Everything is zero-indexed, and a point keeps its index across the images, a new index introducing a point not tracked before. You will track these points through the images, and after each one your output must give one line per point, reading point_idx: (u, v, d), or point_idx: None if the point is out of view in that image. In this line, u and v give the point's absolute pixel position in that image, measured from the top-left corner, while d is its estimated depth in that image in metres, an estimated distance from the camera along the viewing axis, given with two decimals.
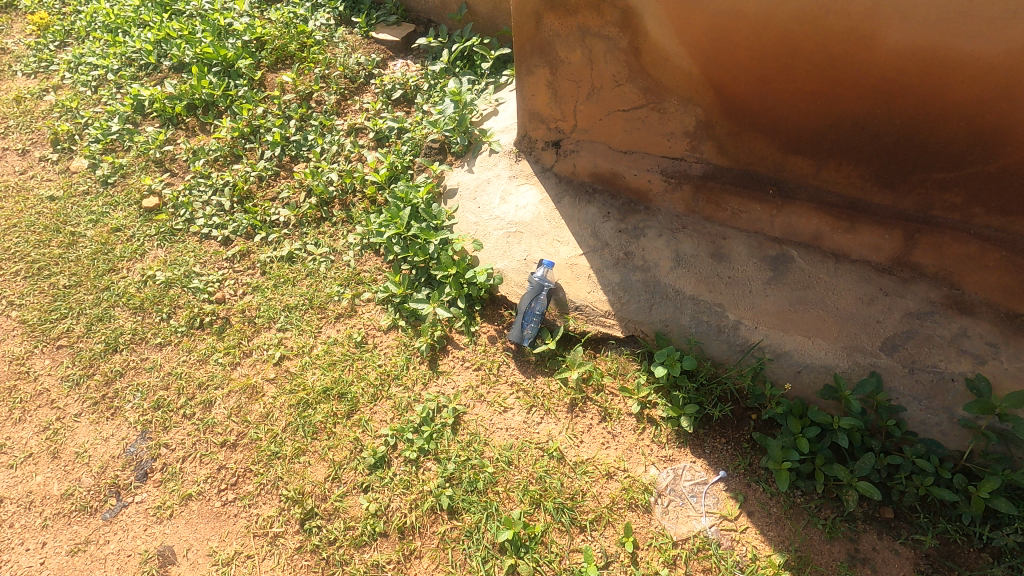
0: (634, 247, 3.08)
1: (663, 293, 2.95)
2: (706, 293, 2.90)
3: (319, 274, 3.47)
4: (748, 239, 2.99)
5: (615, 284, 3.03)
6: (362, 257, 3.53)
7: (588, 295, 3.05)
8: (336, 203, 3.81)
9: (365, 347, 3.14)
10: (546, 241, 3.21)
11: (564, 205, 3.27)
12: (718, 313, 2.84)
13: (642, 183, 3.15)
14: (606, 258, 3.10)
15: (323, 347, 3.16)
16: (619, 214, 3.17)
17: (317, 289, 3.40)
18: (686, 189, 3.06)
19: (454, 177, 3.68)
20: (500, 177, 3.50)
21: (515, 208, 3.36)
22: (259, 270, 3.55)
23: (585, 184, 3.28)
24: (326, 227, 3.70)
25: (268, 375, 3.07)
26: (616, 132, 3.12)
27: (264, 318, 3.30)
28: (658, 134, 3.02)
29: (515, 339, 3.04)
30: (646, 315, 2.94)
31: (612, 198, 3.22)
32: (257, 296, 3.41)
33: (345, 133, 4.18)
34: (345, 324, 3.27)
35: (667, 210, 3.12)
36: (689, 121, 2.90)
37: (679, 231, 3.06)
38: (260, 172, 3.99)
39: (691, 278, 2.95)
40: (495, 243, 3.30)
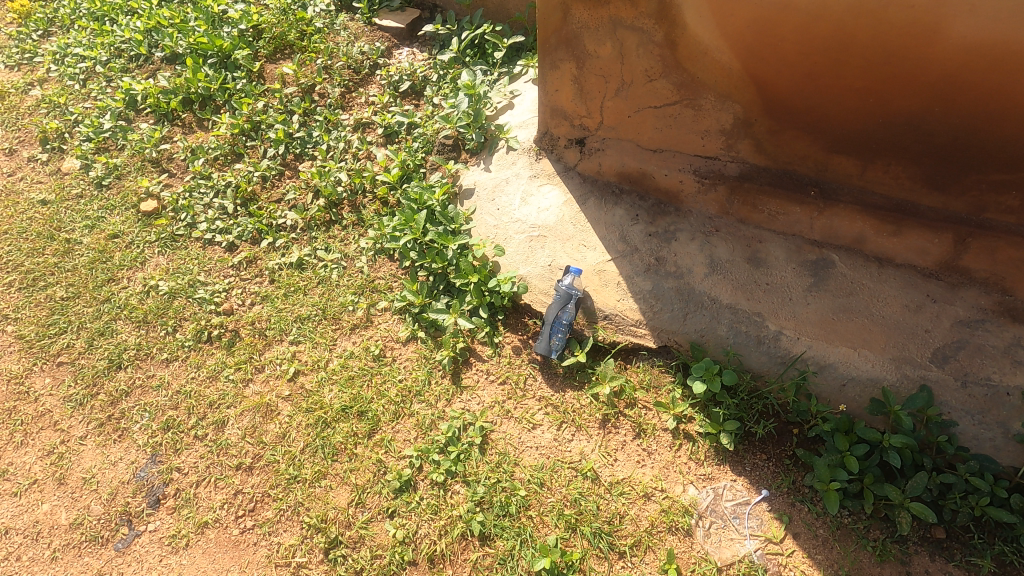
0: (665, 252, 2.92)
1: (698, 301, 2.79)
2: (744, 301, 2.74)
3: (331, 282, 3.31)
4: (786, 242, 2.84)
5: (645, 291, 2.88)
6: (376, 263, 3.36)
7: (618, 303, 2.90)
8: (345, 205, 3.63)
9: (384, 361, 2.99)
10: (571, 245, 3.05)
11: (590, 207, 3.10)
12: (757, 323, 2.69)
13: (672, 184, 2.98)
14: (635, 264, 2.93)
15: (339, 361, 3.00)
16: (649, 217, 3.01)
17: (330, 298, 3.25)
18: (721, 189, 2.89)
19: (471, 176, 3.50)
20: (519, 177, 3.32)
21: (537, 210, 3.19)
22: (267, 278, 3.38)
23: (611, 185, 3.11)
24: (336, 230, 3.52)
25: (282, 393, 2.93)
26: (645, 129, 2.94)
27: (276, 331, 3.15)
28: (691, 132, 2.84)
29: (541, 351, 2.89)
30: (680, 325, 2.79)
31: (641, 199, 3.05)
32: (266, 307, 3.25)
33: (352, 129, 3.97)
34: (361, 336, 3.11)
35: (699, 211, 2.97)
36: (726, 118, 2.72)
37: (713, 234, 2.92)
38: (264, 172, 3.80)
39: (727, 285, 2.79)
40: (516, 247, 3.13)
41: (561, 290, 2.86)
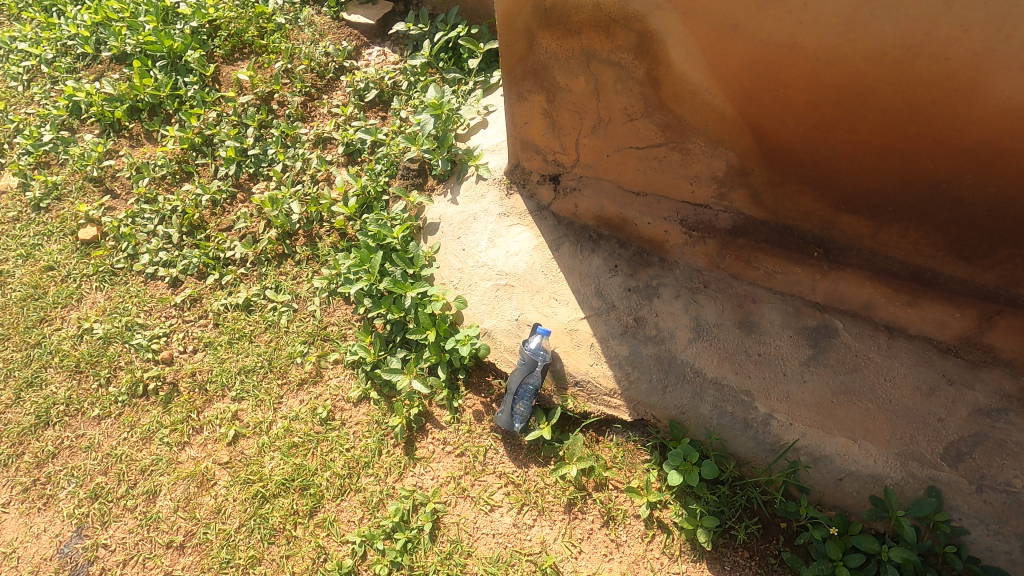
0: (645, 311, 2.58)
1: (680, 372, 2.46)
2: (732, 376, 2.41)
3: (280, 328, 3.01)
4: (783, 306, 2.49)
5: (622, 357, 2.55)
6: (329, 306, 3.05)
7: (590, 368, 2.58)
8: (300, 236, 3.30)
9: (332, 425, 2.72)
10: (541, 298, 2.72)
11: (564, 254, 2.75)
12: (746, 403, 2.36)
13: (656, 233, 2.61)
14: (611, 325, 2.60)
15: (283, 424, 2.74)
16: (629, 268, 2.66)
17: (277, 347, 2.96)
18: (712, 242, 2.52)
19: (436, 209, 3.14)
20: (488, 214, 2.96)
21: (505, 254, 2.84)
22: (211, 320, 3.09)
23: (588, 228, 2.74)
24: (289, 266, 3.20)
25: (220, 459, 2.68)
26: (627, 170, 2.55)
27: (217, 385, 2.88)
28: (678, 177, 2.46)
29: (503, 423, 2.57)
30: (658, 399, 2.48)
31: (621, 247, 2.69)
32: (208, 355, 2.97)
33: (311, 146, 3.59)
34: (309, 393, 2.83)
35: (686, 264, 2.61)
36: (718, 165, 2.33)
37: (700, 293, 2.57)
38: (213, 196, 3.46)
39: (713, 354, 2.46)
40: (481, 297, 2.80)
41: (526, 353, 2.56)
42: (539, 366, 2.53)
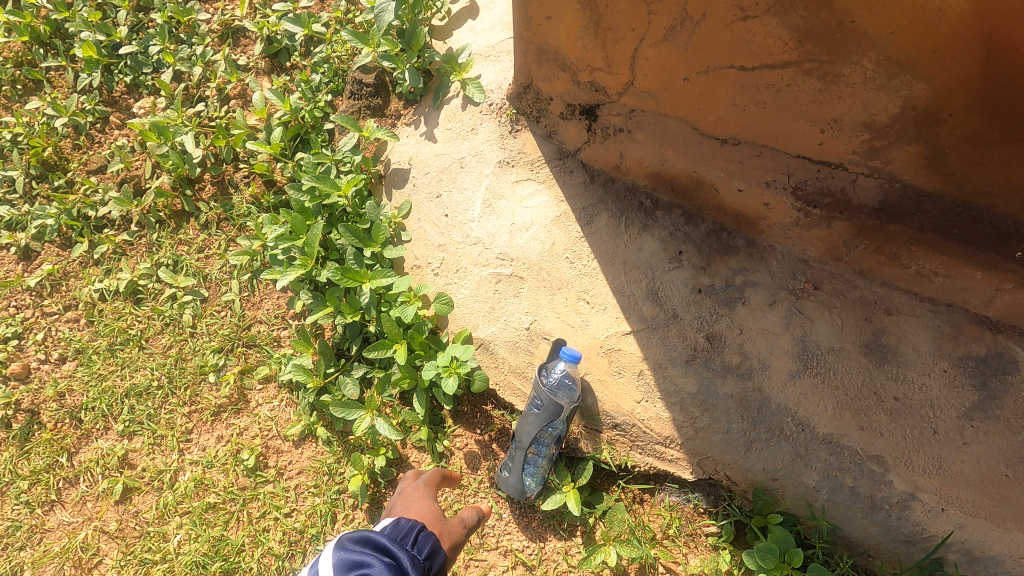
0: (724, 325, 1.71)
1: (773, 423, 1.65)
2: (854, 433, 1.60)
3: (182, 328, 2.09)
4: (935, 324, 1.62)
5: (686, 395, 1.71)
6: (252, 295, 2.10)
7: (636, 407, 1.76)
8: (207, 185, 2.26)
9: (264, 476, 1.91)
10: (563, 298, 1.82)
11: (600, 231, 1.81)
12: (873, 474, 1.58)
13: (749, 205, 1.66)
14: (672, 346, 1.73)
15: (192, 476, 1.92)
16: (700, 258, 1.74)
17: (179, 358, 2.06)
18: (841, 225, 1.59)
19: (403, 148, 2.11)
20: (482, 161, 1.97)
21: (509, 228, 1.89)
22: (82, 314, 2.13)
23: (637, 192, 1.79)
24: (192, 232, 2.21)
25: (105, 527, 1.89)
26: (714, 103, 1.55)
27: (96, 415, 2.01)
28: (801, 119, 1.47)
29: (510, 485, 1.79)
30: (738, 457, 1.68)
31: (689, 222, 1.76)
32: (80, 369, 2.07)
33: (216, 42, 2.40)
34: (230, 428, 1.98)
35: (787, 252, 1.71)
36: (884, 104, 1.34)
37: (807, 299, 1.70)
38: (72, 119, 2.33)
39: (826, 398, 1.63)
40: (475, 290, 1.91)
41: (542, 390, 1.71)
42: (563, 409, 1.69)
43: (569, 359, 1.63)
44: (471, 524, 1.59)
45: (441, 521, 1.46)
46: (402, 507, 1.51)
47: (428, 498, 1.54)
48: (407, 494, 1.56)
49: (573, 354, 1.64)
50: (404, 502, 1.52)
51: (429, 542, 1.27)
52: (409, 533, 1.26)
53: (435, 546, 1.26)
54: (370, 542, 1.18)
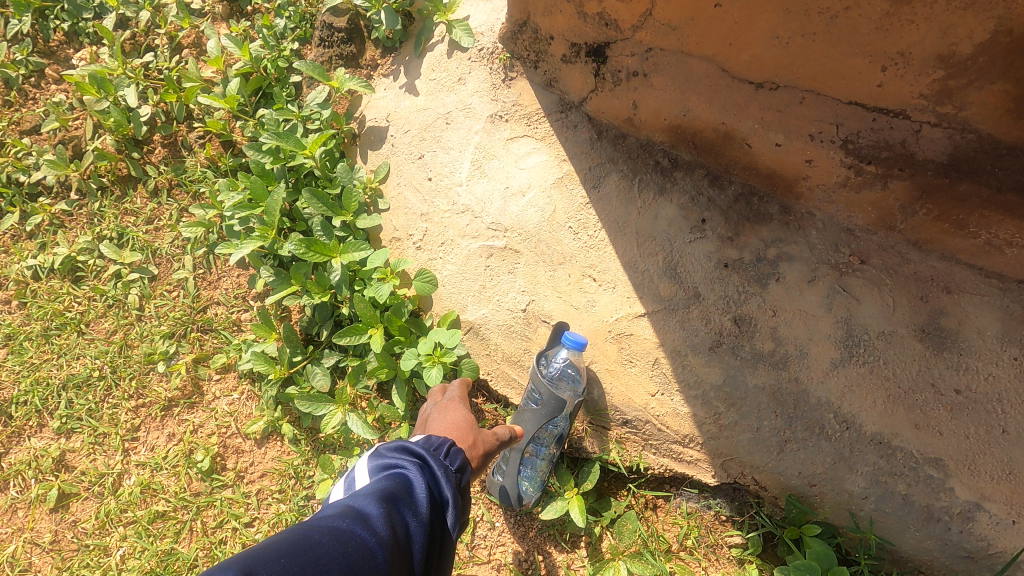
0: (754, 306, 1.46)
1: (812, 420, 1.41)
2: (908, 432, 1.36)
3: (127, 311, 1.82)
4: (1003, 303, 1.34)
5: (709, 387, 1.47)
6: (208, 272, 1.83)
7: (650, 400, 1.52)
8: (157, 147, 1.97)
9: (220, 481, 1.66)
10: (565, 274, 1.56)
11: (609, 195, 1.54)
12: (930, 481, 1.34)
13: (787, 163, 1.40)
14: (693, 330, 1.48)
15: (138, 481, 1.67)
16: (726, 227, 1.48)
17: (124, 345, 1.79)
18: (899, 185, 1.32)
19: (380, 103, 1.83)
20: (470, 115, 1.69)
21: (502, 193, 1.62)
22: (12, 295, 1.86)
23: (653, 149, 1.53)
24: (139, 201, 1.93)
25: (37, 539, 1.64)
26: (750, 37, 1.28)
27: (28, 410, 1.75)
28: (859, 53, 1.20)
29: (502, 493, 1.55)
30: (769, 459, 1.45)
31: (714, 185, 1.49)
32: (11, 358, 1.80)
33: None
34: (182, 425, 1.73)
35: (829, 219, 1.45)
36: (968, 30, 1.07)
37: (852, 275, 1.43)
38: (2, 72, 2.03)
39: (874, 391, 1.38)
40: (464, 265, 1.65)
41: (543, 382, 1.48)
42: (567, 404, 1.47)
43: (576, 345, 1.41)
44: (504, 441, 1.41)
45: (474, 432, 1.32)
46: (437, 416, 1.39)
47: (465, 409, 1.40)
48: (444, 403, 1.43)
49: (580, 339, 1.41)
50: (439, 411, 1.39)
51: (463, 455, 1.14)
52: (443, 444, 1.13)
53: (466, 462, 1.14)
54: (402, 451, 1.07)
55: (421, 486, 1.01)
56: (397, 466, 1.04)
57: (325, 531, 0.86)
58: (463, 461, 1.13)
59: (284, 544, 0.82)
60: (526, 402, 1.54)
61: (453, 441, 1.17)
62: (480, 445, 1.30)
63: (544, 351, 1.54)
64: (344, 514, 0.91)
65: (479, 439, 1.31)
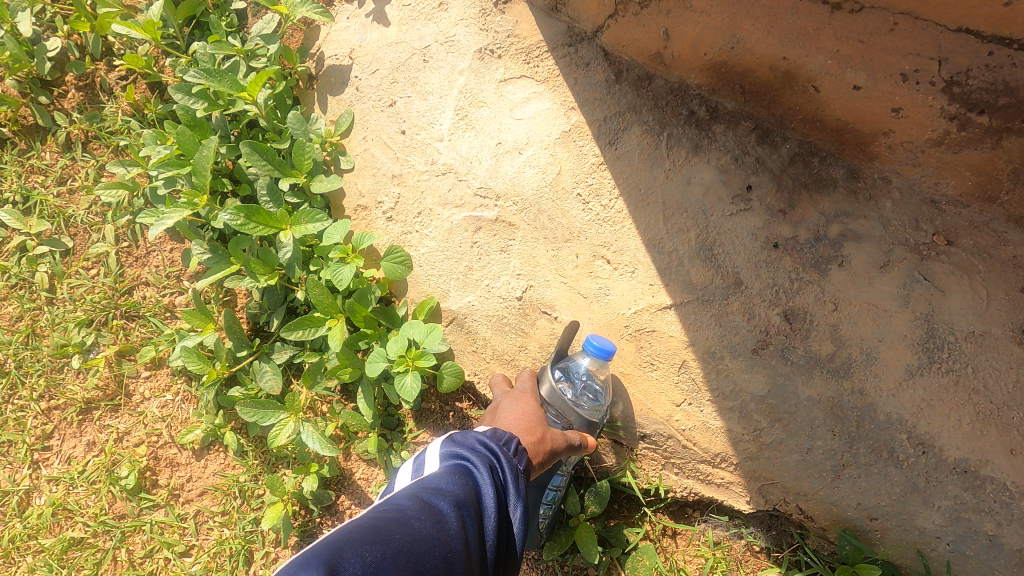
0: (809, 299, 1.15)
1: (878, 442, 1.13)
2: (1001, 459, 1.07)
3: (35, 293, 1.49)
4: None
5: (750, 398, 1.18)
6: (134, 246, 1.50)
7: (674, 412, 1.23)
8: (68, 88, 1.60)
9: (149, 500, 1.38)
10: (573, 254, 1.25)
11: (628, 155, 1.21)
12: None
13: (864, 114, 1.07)
14: (731, 327, 1.18)
15: (50, 500, 1.38)
16: (777, 197, 1.16)
17: (31, 334, 1.47)
18: (1016, 142, 0.99)
19: (342, 35, 1.46)
20: (454, 50, 1.33)
21: (494, 151, 1.29)
22: None
23: (686, 95, 1.19)
24: (49, 156, 1.57)
25: None
26: None
27: None
28: None
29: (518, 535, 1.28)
30: (821, 487, 1.17)
31: (763, 142, 1.17)
32: None
33: None
34: (105, 431, 1.43)
35: (911, 187, 1.12)
36: None
37: (937, 259, 1.12)
38: None
39: (961, 408, 1.09)
40: (447, 242, 1.33)
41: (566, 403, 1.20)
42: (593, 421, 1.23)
43: (603, 356, 1.13)
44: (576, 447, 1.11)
45: (544, 424, 1.05)
46: (503, 405, 1.13)
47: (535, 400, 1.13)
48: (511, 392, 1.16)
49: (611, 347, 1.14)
50: (507, 398, 1.13)
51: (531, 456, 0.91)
52: (511, 438, 0.90)
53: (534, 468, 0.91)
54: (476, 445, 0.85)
55: (497, 490, 0.80)
56: (471, 460, 0.82)
57: (401, 535, 0.67)
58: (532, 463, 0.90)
59: (358, 546, 0.64)
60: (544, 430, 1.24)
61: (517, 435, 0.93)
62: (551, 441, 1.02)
63: (558, 360, 1.24)
64: (418, 512, 0.71)
65: (551, 432, 1.03)
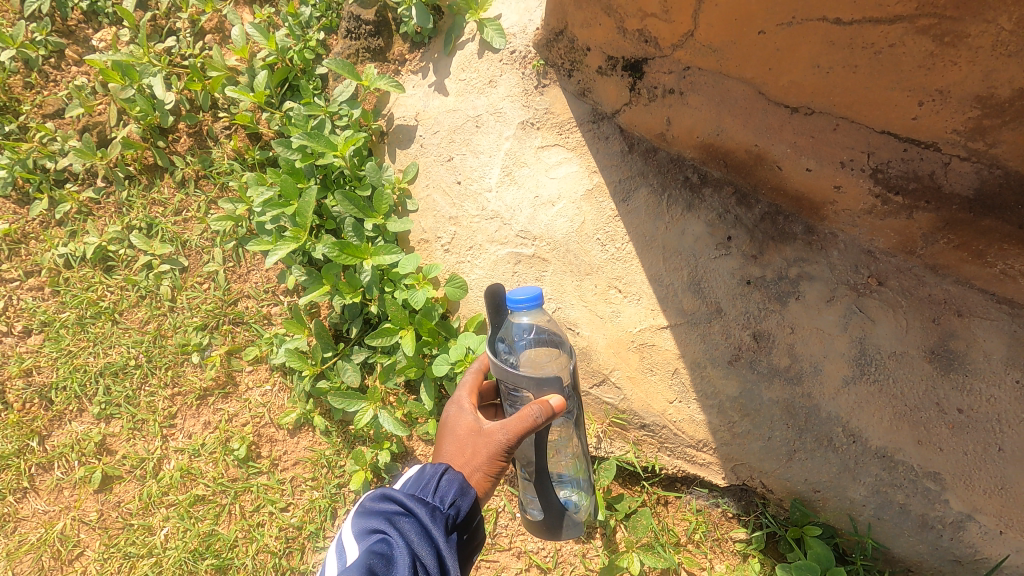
0: (773, 324, 1.52)
1: (821, 433, 1.50)
2: (910, 447, 1.44)
3: (161, 303, 1.87)
4: (1012, 329, 1.38)
5: (724, 399, 1.55)
6: (238, 266, 1.87)
7: (668, 407, 1.60)
8: (181, 134, 1.97)
9: (255, 467, 1.76)
10: (592, 285, 1.61)
11: (638, 209, 1.58)
12: (927, 493, 1.43)
13: (816, 187, 1.43)
14: (713, 344, 1.54)
15: (177, 466, 1.76)
16: (751, 245, 1.53)
17: (158, 335, 1.85)
18: (924, 216, 1.35)
19: (408, 101, 1.83)
20: (501, 120, 1.70)
21: (532, 201, 1.65)
22: (46, 283, 1.90)
23: (683, 165, 1.55)
24: (166, 190, 1.94)
25: (84, 517, 1.74)
26: (792, 65, 1.28)
27: (67, 395, 1.82)
28: (898, 88, 1.20)
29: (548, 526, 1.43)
30: (778, 466, 1.54)
31: (741, 204, 1.53)
32: (48, 345, 1.86)
33: None
34: (218, 413, 1.81)
35: (851, 241, 1.48)
36: (1011, 75, 1.07)
37: (870, 296, 1.47)
38: (21, 51, 1.99)
39: (882, 408, 1.46)
40: (492, 271, 1.69)
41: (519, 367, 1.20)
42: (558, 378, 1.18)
43: (533, 303, 1.14)
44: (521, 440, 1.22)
45: (477, 435, 1.17)
46: (447, 426, 1.26)
47: (472, 408, 1.25)
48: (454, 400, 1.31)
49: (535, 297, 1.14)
50: (447, 420, 1.27)
51: (455, 484, 1.06)
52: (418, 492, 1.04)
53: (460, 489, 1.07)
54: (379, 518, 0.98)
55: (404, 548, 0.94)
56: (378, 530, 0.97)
57: None
58: (461, 487, 1.07)
59: None
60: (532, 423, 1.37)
61: (444, 471, 1.09)
62: (484, 449, 1.16)
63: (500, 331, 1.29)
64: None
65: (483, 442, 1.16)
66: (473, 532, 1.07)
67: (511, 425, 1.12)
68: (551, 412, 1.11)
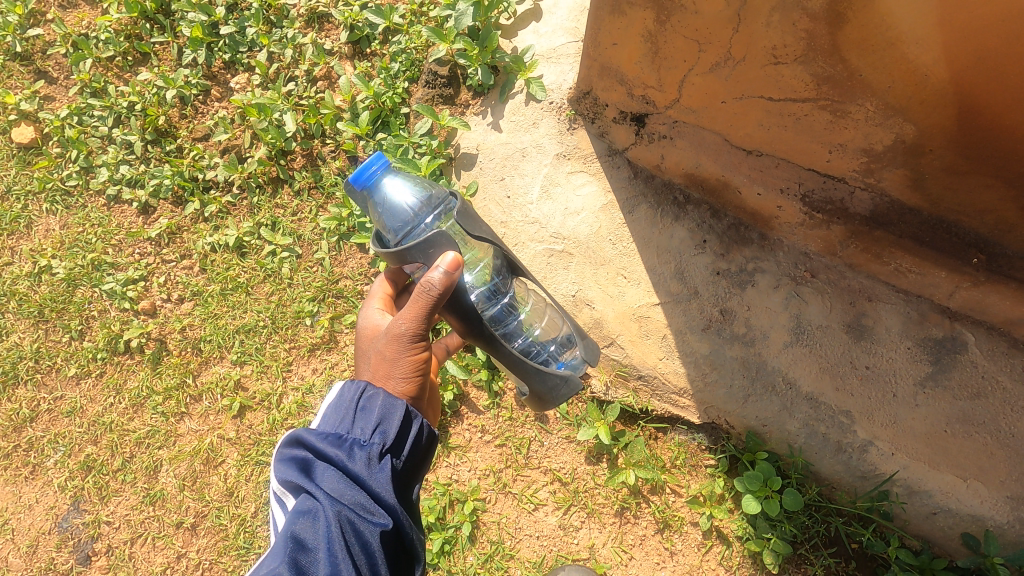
0: (735, 303, 2.11)
1: (768, 382, 2.08)
2: (830, 392, 2.02)
3: (281, 280, 2.50)
4: (904, 309, 1.96)
5: (699, 356, 2.14)
6: (339, 254, 2.50)
7: (659, 363, 2.19)
8: (298, 155, 2.61)
9: None
10: (605, 273, 2.22)
11: (640, 218, 2.19)
12: (842, 425, 2.01)
13: (765, 206, 2.03)
14: (691, 316, 2.15)
15: (294, 399, 2.38)
16: (720, 246, 2.13)
17: (280, 303, 2.48)
18: (838, 228, 1.93)
19: (472, 135, 2.46)
20: (541, 152, 2.33)
21: (563, 211, 2.27)
22: (196, 263, 2.55)
23: (673, 188, 2.17)
24: (286, 196, 2.58)
25: (226, 435, 2.37)
26: (745, 124, 1.89)
27: (212, 345, 2.46)
28: (815, 142, 1.80)
29: (544, 391, 1.77)
30: (737, 406, 2.12)
31: (714, 217, 2.14)
32: (198, 308, 2.50)
33: (303, 25, 2.70)
34: (323, 362, 2.42)
35: (792, 246, 2.07)
36: (880, 138, 1.65)
37: (805, 284, 2.06)
38: (180, 91, 2.67)
39: (811, 364, 2.04)
40: (530, 261, 2.31)
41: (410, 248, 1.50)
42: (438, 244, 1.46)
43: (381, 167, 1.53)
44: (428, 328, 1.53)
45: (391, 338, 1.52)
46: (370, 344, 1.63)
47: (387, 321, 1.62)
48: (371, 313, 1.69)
49: (381, 158, 1.54)
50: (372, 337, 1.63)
51: (371, 414, 1.40)
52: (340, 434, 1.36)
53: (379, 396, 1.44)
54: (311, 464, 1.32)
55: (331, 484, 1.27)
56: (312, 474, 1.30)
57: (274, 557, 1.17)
58: (377, 421, 1.38)
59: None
60: (489, 302, 1.80)
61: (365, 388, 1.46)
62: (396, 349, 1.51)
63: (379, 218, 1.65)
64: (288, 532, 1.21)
65: (395, 342, 1.51)
66: (396, 452, 1.41)
67: (409, 313, 1.48)
68: (434, 286, 1.42)
